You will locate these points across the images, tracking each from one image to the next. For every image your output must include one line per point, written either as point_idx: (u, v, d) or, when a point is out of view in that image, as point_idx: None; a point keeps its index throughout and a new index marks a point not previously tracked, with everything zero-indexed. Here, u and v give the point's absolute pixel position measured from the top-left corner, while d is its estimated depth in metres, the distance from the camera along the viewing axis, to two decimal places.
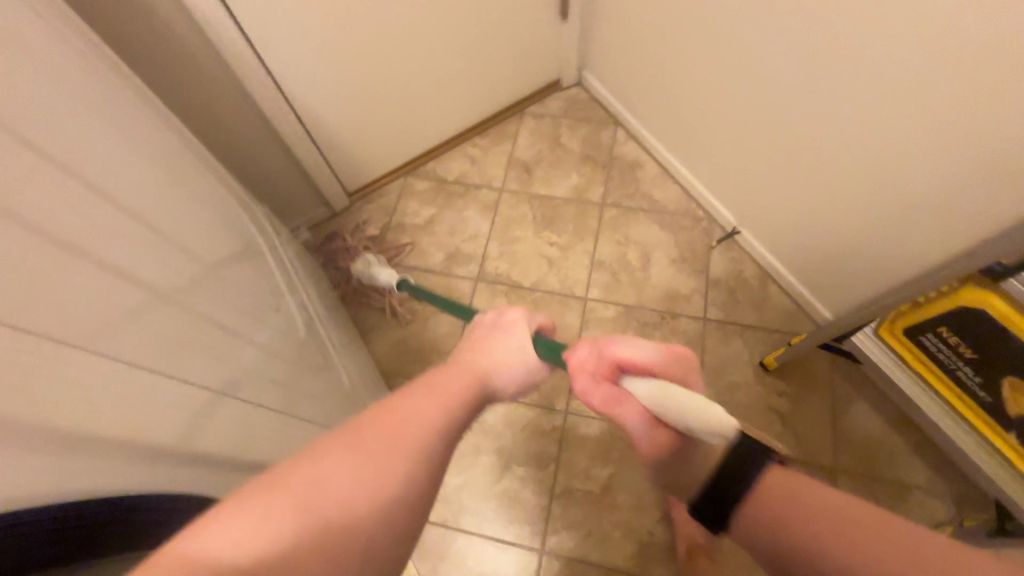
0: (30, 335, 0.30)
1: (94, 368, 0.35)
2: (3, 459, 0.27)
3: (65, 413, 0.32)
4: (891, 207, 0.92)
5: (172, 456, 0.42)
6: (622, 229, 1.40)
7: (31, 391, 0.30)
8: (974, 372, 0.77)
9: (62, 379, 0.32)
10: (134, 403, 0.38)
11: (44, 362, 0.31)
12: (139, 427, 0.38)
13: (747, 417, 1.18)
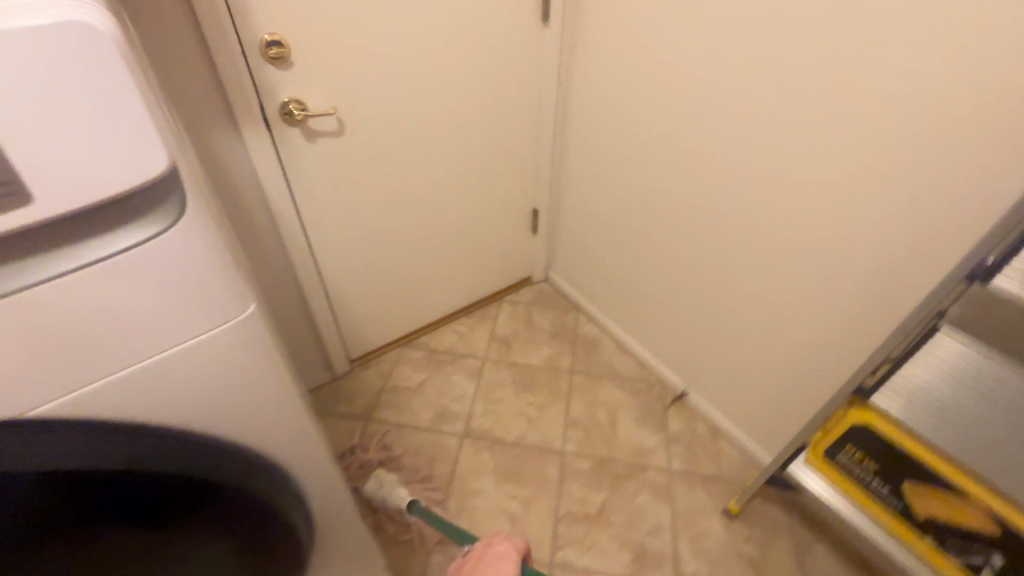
0: (220, 354, 0.51)
1: (251, 381, 0.55)
2: (193, 406, 0.52)
3: (239, 395, 0.55)
4: (799, 362, 1.22)
5: (290, 449, 0.63)
6: (590, 392, 1.62)
7: (225, 376, 0.52)
8: (883, 483, 0.96)
9: (235, 381, 0.53)
10: (268, 410, 0.58)
11: (231, 370, 0.53)
12: (270, 427, 0.60)
13: (722, 563, 1.25)
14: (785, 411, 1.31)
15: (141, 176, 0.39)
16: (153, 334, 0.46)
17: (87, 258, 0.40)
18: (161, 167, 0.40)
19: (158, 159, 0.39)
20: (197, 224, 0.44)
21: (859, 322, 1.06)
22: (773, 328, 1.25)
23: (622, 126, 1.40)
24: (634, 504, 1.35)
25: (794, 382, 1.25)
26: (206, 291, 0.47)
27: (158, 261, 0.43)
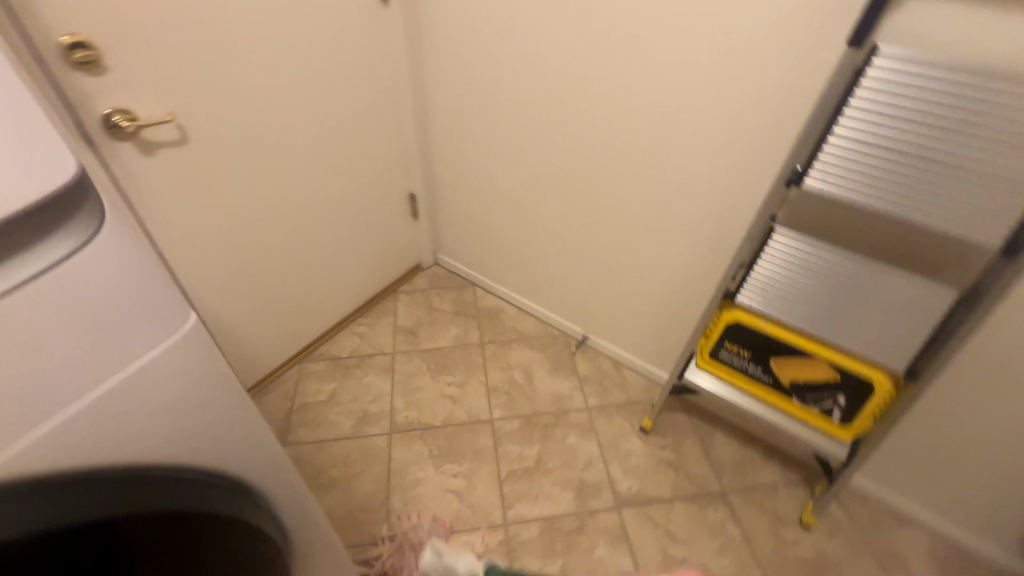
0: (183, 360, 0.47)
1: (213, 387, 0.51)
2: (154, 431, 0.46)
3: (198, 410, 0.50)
4: (676, 286, 1.40)
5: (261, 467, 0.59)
6: (503, 358, 1.69)
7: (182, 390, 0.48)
8: (757, 366, 1.16)
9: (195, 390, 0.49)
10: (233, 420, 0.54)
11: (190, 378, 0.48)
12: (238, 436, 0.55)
13: (649, 472, 1.41)
14: (672, 331, 1.50)
15: (49, 185, 0.35)
16: (87, 356, 0.40)
17: (20, 278, 0.35)
18: (65, 174, 0.36)
19: (62, 167, 0.36)
20: (124, 228, 0.41)
21: (714, 237, 1.25)
22: (651, 262, 1.41)
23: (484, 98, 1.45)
24: (565, 447, 1.46)
25: (675, 304, 1.43)
26: (160, 298, 0.44)
27: (95, 273, 0.38)
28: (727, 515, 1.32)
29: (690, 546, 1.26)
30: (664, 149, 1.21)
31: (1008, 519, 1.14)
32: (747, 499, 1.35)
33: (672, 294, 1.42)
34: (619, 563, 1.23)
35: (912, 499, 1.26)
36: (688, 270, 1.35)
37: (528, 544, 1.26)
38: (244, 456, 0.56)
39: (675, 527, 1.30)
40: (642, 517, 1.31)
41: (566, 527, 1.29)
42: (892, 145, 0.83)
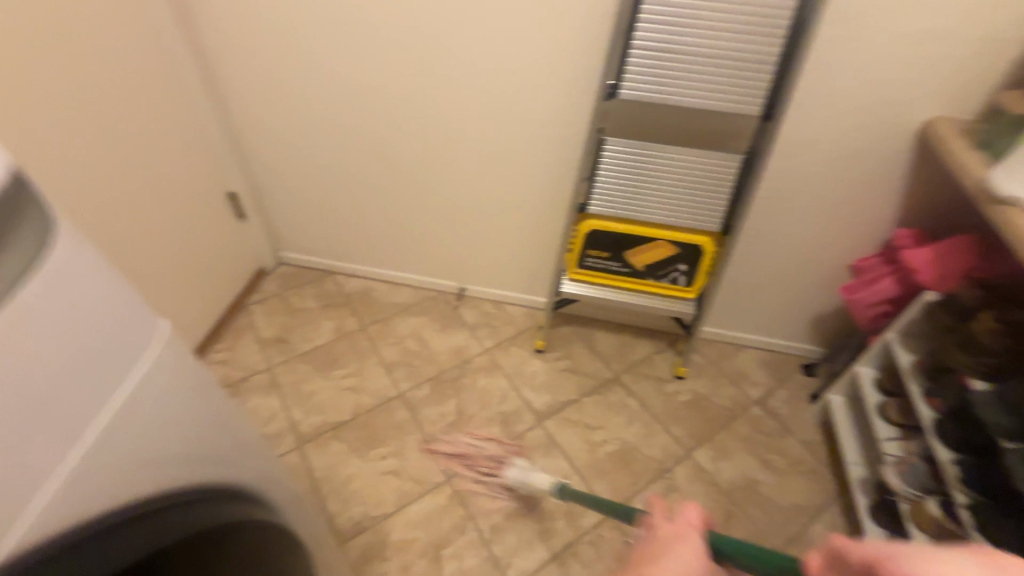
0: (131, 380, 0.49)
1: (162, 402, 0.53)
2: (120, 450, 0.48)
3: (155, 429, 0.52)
4: (528, 218, 1.52)
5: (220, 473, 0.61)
6: (389, 334, 1.67)
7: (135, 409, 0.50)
8: (617, 261, 1.36)
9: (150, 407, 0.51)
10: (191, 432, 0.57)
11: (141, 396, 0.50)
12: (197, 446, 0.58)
13: (555, 383, 1.57)
14: (535, 260, 1.63)
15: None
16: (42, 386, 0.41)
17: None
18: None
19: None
20: (58, 241, 0.43)
21: (550, 162, 1.37)
22: (501, 202, 1.50)
23: (288, 75, 1.35)
24: (477, 391, 1.54)
25: (532, 234, 1.56)
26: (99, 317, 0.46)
27: (41, 295, 0.40)
28: (624, 392, 1.55)
29: (605, 427, 1.47)
30: (485, 91, 1.27)
31: (803, 315, 1.55)
32: (634, 374, 1.60)
33: (527, 224, 1.54)
34: (557, 464, 1.38)
35: (741, 326, 1.63)
36: (535, 199, 1.46)
37: (476, 484, 1.33)
38: (206, 467, 0.59)
39: (590, 417, 1.49)
40: (561, 421, 1.47)
41: (503, 457, 1.39)
42: (673, 44, 1.01)
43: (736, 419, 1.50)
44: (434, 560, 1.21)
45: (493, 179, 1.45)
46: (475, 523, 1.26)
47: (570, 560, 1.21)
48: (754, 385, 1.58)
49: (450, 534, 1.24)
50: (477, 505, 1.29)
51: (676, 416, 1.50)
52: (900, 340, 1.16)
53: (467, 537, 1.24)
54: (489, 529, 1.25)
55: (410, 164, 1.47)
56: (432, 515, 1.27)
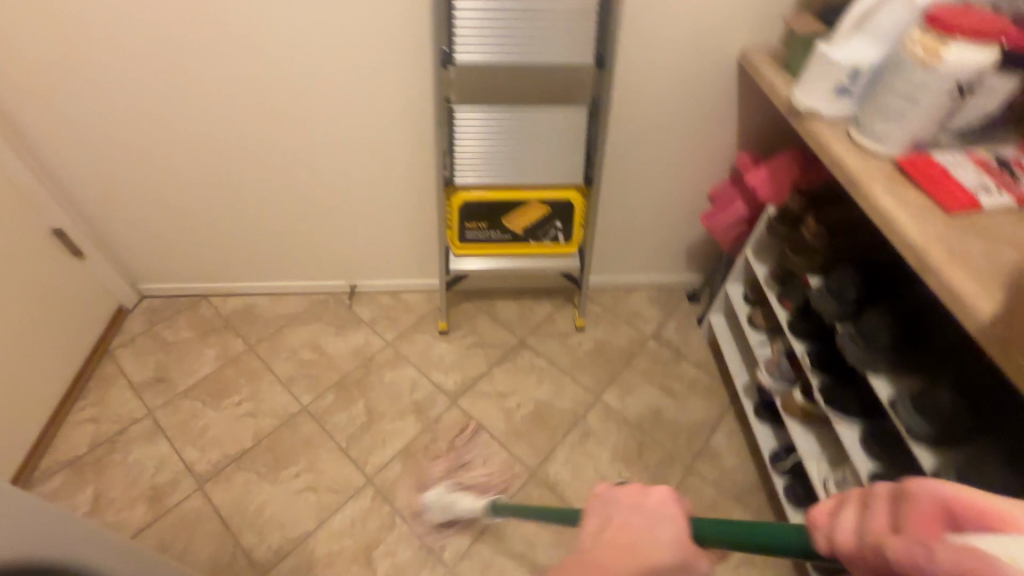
0: None
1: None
2: None
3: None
4: (402, 204, 1.47)
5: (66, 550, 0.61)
6: (281, 348, 1.58)
7: None
8: (496, 230, 1.36)
9: None
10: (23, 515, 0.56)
11: None
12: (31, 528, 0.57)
13: (463, 361, 1.57)
14: (419, 244, 1.59)
15: None
16: None
17: None
18: None
19: None
20: None
21: (406, 141, 1.32)
22: (369, 191, 1.44)
23: (96, 88, 1.21)
24: (386, 385, 1.50)
25: (409, 220, 1.51)
26: None
27: None
28: (531, 354, 1.59)
29: (518, 391, 1.50)
30: (324, 75, 1.20)
31: (680, 247, 1.66)
32: (538, 335, 1.64)
33: (400, 209, 1.48)
34: (476, 438, 1.39)
35: (628, 269, 1.73)
36: (400, 181, 1.41)
37: (398, 477, 1.31)
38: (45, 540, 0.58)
39: (502, 386, 1.51)
40: (475, 396, 1.48)
41: (421, 444, 1.38)
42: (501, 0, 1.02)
43: (636, 356, 1.59)
44: (367, 561, 1.19)
45: (353, 166, 1.38)
46: (403, 516, 1.25)
47: (502, 525, 1.24)
48: (648, 321, 1.69)
49: (379, 533, 1.23)
50: (403, 498, 1.28)
51: (582, 366, 1.56)
52: (756, 254, 1.28)
53: (397, 531, 1.23)
54: (418, 517, 1.25)
55: (262, 163, 1.38)
56: (357, 519, 1.24)
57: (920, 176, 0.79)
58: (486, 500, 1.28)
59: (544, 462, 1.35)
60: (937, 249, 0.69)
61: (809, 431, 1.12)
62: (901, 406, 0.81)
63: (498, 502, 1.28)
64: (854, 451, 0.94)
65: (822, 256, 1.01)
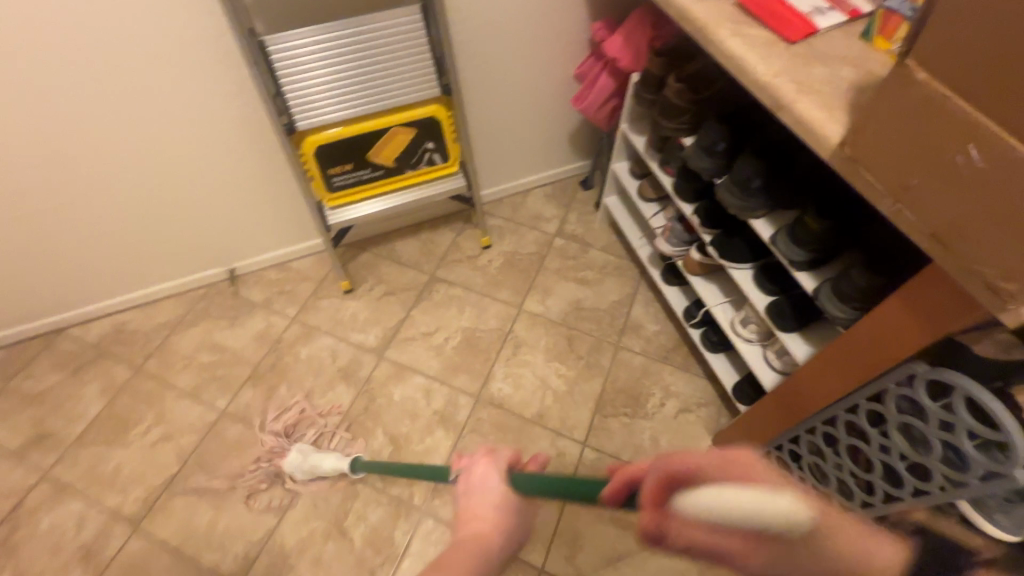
0: None
1: None
2: None
3: None
4: (248, 165, 1.28)
5: None
6: (173, 359, 1.42)
7: None
8: (365, 169, 1.25)
9: None
10: None
11: None
12: None
13: (377, 313, 1.50)
14: (287, 206, 1.42)
15: None
16: None
17: None
18: None
19: None
20: None
21: (221, 90, 1.12)
22: (207, 161, 1.24)
23: None
24: (304, 362, 1.41)
25: (265, 181, 1.33)
26: None
27: None
28: (446, 286, 1.54)
29: (442, 327, 1.47)
30: (82, 31, 0.96)
31: (561, 135, 1.61)
32: (447, 265, 1.58)
33: (249, 171, 1.30)
34: (414, 384, 1.37)
35: (518, 173, 1.68)
36: (234, 140, 1.22)
37: (346, 446, 1.28)
38: None
39: (425, 326, 1.47)
40: (400, 344, 1.44)
41: (360, 407, 1.34)
42: None
43: (547, 258, 1.60)
44: (338, 533, 1.19)
45: (170, 135, 1.17)
46: (364, 480, 1.24)
47: (461, 454, 1.27)
48: (550, 221, 1.68)
49: (343, 504, 1.21)
50: (357, 464, 1.26)
51: (498, 283, 1.55)
52: (632, 127, 1.27)
53: (361, 496, 1.22)
54: (377, 477, 1.24)
55: (52, 159, 1.13)
56: (317, 499, 1.22)
57: (759, 9, 0.78)
58: (439, 437, 1.29)
59: (485, 385, 1.37)
60: (785, 82, 0.70)
61: (711, 283, 1.20)
62: (781, 241, 0.87)
63: (452, 436, 1.29)
64: (748, 291, 1.03)
65: (689, 114, 1.01)
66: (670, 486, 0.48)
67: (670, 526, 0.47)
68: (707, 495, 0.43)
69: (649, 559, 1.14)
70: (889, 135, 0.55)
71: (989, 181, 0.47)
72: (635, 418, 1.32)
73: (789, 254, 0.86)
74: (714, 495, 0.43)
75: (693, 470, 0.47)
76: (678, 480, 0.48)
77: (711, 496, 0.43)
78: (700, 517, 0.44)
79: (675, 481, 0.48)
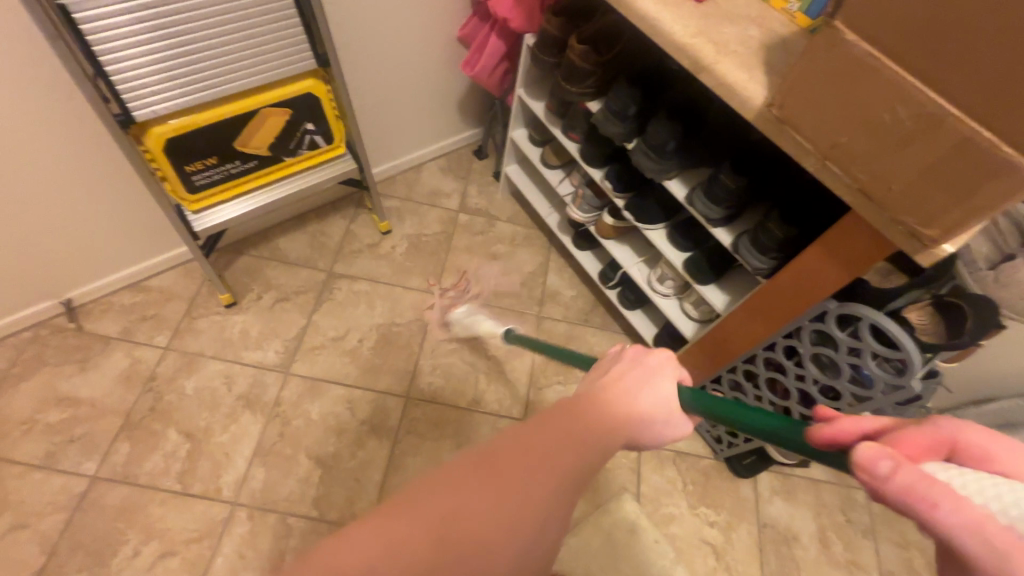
0: None
1: None
2: None
3: None
4: (66, 169, 1.00)
5: None
6: (4, 427, 1.11)
7: None
8: (232, 162, 1.04)
9: None
10: None
11: None
12: None
13: (273, 324, 1.31)
14: (131, 213, 1.15)
15: None
16: None
17: None
18: None
19: None
20: None
21: (7, 77, 0.84)
22: (3, 172, 0.95)
23: None
24: (192, 397, 1.19)
25: (95, 186, 1.06)
26: None
27: None
28: (348, 282, 1.40)
29: (353, 327, 1.33)
30: None
31: (449, 103, 1.51)
32: (346, 258, 1.43)
33: (69, 178, 1.02)
34: (333, 396, 1.24)
35: (406, 148, 1.55)
36: (41, 140, 0.94)
37: (266, 481, 1.13)
38: None
39: (332, 330, 1.32)
40: (307, 356, 1.28)
41: (274, 433, 1.18)
42: None
43: (453, 236, 1.52)
44: None
45: None
46: (294, 515, 1.10)
47: (402, 459, 1.19)
48: (450, 196, 1.58)
49: (277, 546, 1.07)
50: (285, 497, 1.12)
51: (406, 270, 1.44)
52: (529, 92, 1.21)
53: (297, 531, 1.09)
54: (311, 506, 1.12)
55: None
56: (244, 549, 1.06)
57: None
58: (373, 447, 1.19)
59: (413, 382, 1.28)
60: (703, 44, 0.69)
61: (623, 244, 1.22)
62: (698, 201, 0.90)
63: (387, 442, 1.20)
64: (666, 249, 1.06)
65: (595, 78, 0.98)
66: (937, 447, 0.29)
67: (905, 476, 0.26)
68: (991, 481, 0.26)
69: (603, 517, 1.18)
70: (816, 94, 0.57)
71: (915, 138, 0.51)
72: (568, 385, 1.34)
73: (698, 200, 0.90)
74: (982, 477, 0.26)
75: (972, 449, 0.28)
76: (956, 453, 0.28)
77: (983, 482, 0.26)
78: (970, 500, 0.25)
79: (953, 450, 0.28)
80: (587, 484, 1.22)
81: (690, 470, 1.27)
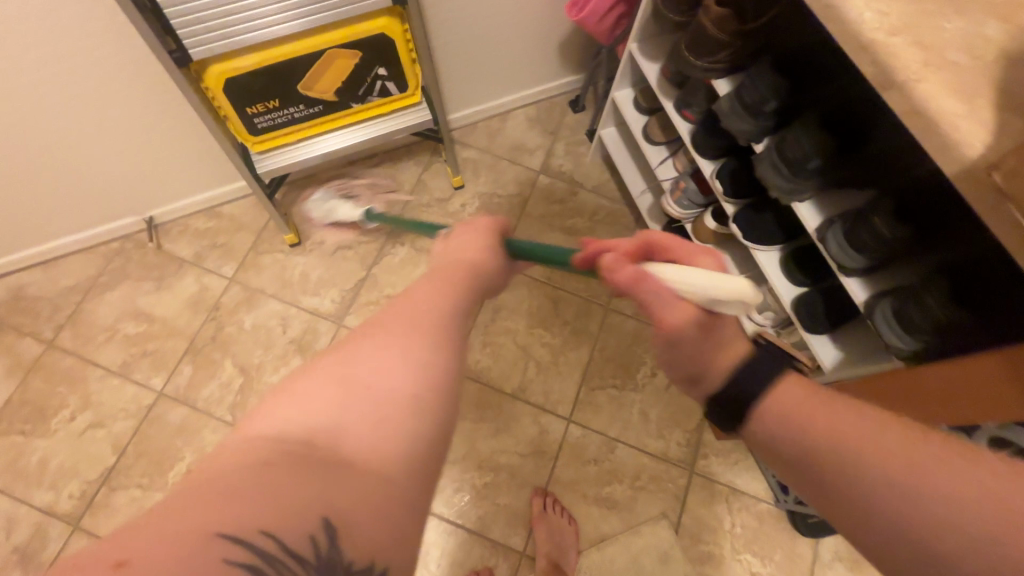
0: None
1: None
2: None
3: None
4: (138, 94, 0.98)
5: None
6: (92, 332, 1.21)
7: None
8: (296, 105, 0.95)
9: None
10: None
11: None
12: None
13: (332, 272, 1.29)
14: (202, 141, 1.12)
15: None
16: None
17: None
18: None
19: None
20: None
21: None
22: (78, 93, 0.94)
23: None
24: (250, 332, 1.22)
25: (166, 113, 1.03)
26: None
27: None
28: (412, 238, 1.32)
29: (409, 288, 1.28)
30: None
31: (549, 46, 1.30)
32: (413, 211, 1.35)
33: (143, 104, 1.00)
34: None
35: (493, 91, 1.38)
36: (110, 63, 0.91)
37: None
38: None
39: (388, 288, 1.28)
40: (360, 310, 1.25)
41: None
42: None
43: (529, 201, 1.37)
44: None
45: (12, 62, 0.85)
46: None
47: None
48: (533, 153, 1.42)
49: None
50: None
51: None
52: (643, 50, 0.99)
53: None
54: None
55: None
56: None
57: None
58: None
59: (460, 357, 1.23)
60: (905, 46, 0.47)
61: (724, 253, 1.02)
62: (832, 239, 0.69)
63: None
64: (773, 278, 0.86)
65: (729, 50, 0.75)
66: (641, 249, 0.53)
67: (619, 270, 0.48)
68: (676, 271, 0.46)
69: (633, 540, 1.10)
70: None
71: None
72: (624, 390, 1.21)
73: (829, 238, 0.69)
74: (681, 268, 0.46)
75: (670, 245, 0.52)
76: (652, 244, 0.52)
77: (677, 270, 0.46)
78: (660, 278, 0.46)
79: (649, 245, 0.53)
80: (623, 501, 1.13)
81: (744, 511, 1.13)
